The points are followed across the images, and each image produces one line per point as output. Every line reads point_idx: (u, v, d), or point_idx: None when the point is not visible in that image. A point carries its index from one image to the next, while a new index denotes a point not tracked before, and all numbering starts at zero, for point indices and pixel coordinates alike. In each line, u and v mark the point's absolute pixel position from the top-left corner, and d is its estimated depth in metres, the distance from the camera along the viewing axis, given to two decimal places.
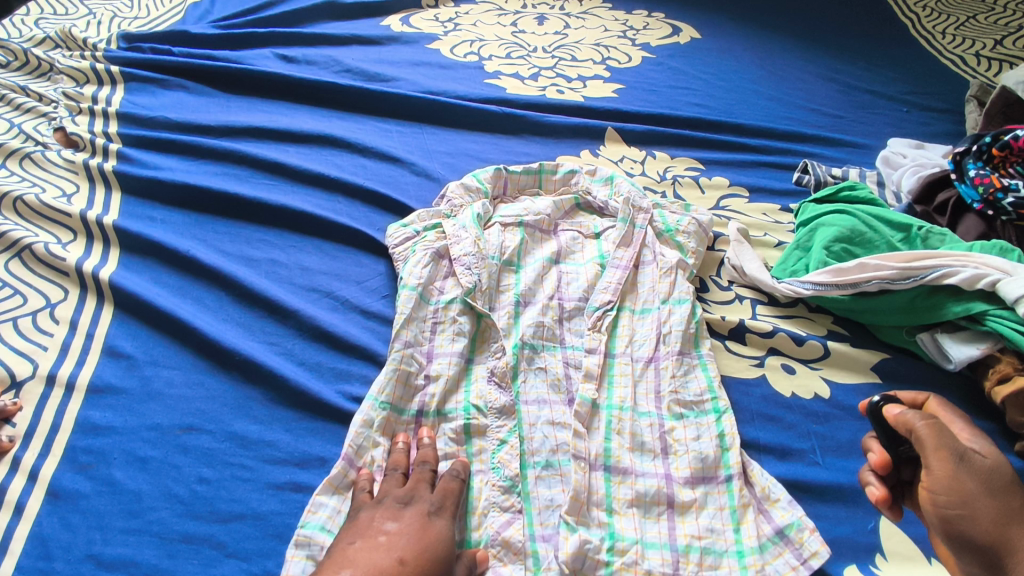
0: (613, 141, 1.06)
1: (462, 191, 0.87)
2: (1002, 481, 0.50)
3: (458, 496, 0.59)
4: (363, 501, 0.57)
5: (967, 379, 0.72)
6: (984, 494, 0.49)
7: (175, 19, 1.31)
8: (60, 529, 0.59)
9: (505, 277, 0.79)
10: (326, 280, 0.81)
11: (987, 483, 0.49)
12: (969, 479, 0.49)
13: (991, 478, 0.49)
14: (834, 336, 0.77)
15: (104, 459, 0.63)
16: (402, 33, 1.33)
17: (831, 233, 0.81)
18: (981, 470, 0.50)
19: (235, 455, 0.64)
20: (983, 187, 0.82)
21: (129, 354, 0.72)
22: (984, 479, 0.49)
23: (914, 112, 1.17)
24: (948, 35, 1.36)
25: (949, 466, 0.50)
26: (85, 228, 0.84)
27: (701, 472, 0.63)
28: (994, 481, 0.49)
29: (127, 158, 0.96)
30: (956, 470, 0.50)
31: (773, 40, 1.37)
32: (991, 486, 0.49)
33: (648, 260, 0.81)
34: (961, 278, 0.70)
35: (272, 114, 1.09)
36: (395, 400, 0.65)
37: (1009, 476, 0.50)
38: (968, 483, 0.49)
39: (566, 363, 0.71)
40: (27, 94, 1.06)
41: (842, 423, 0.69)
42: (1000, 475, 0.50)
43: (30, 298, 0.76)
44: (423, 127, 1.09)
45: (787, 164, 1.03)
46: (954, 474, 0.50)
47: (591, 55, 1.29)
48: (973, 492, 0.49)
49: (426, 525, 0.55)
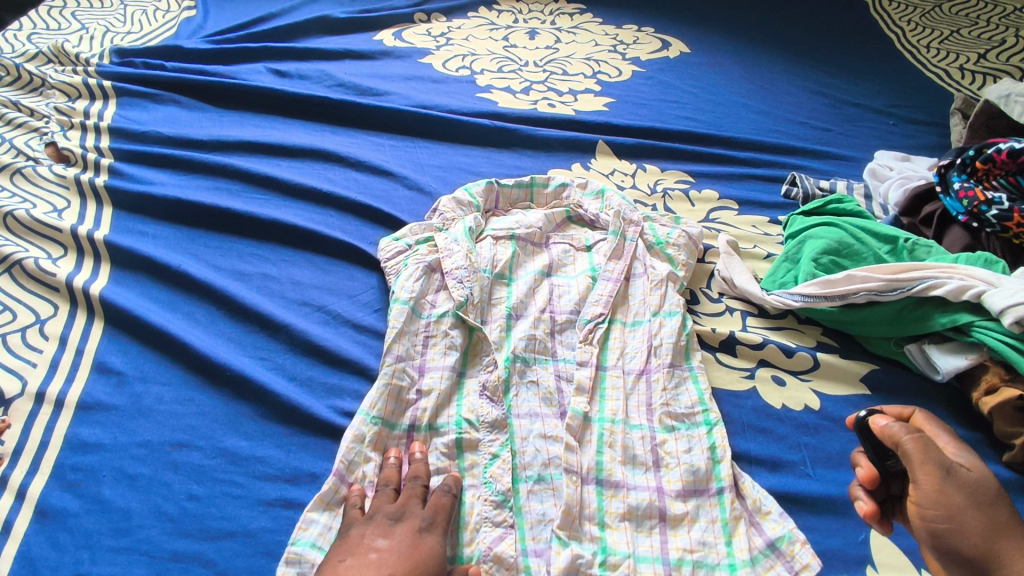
0: (603, 155, 1.07)
1: (453, 206, 0.87)
2: (988, 494, 0.50)
3: (450, 511, 0.59)
4: (353, 518, 0.57)
5: (955, 391, 0.73)
6: (971, 507, 0.49)
7: (168, 33, 1.32)
8: (48, 549, 0.58)
9: (496, 290, 0.79)
10: (319, 294, 0.81)
11: (974, 495, 0.50)
12: (956, 493, 0.50)
13: (978, 491, 0.50)
14: (824, 348, 0.78)
15: (93, 476, 0.63)
16: (394, 47, 1.34)
17: (820, 245, 0.82)
18: (968, 483, 0.50)
19: (225, 472, 0.64)
20: (966, 200, 0.84)
21: (119, 370, 0.72)
22: (971, 492, 0.50)
23: (900, 125, 1.19)
24: (932, 49, 1.38)
25: (937, 480, 0.50)
26: (76, 243, 0.84)
27: (692, 485, 0.63)
28: (980, 494, 0.50)
29: (118, 173, 0.96)
30: (944, 484, 0.50)
31: (761, 54, 1.39)
32: (978, 499, 0.49)
33: (639, 273, 0.81)
34: (948, 289, 0.70)
35: (264, 128, 1.09)
36: (386, 414, 0.65)
37: (996, 488, 0.51)
38: (955, 497, 0.49)
39: (557, 377, 0.72)
40: (18, 109, 1.06)
41: (832, 434, 0.70)
42: (985, 487, 0.50)
43: (19, 315, 0.75)
44: (414, 141, 1.09)
45: (775, 177, 1.05)
46: (942, 488, 0.50)
47: (581, 69, 1.30)
48: (961, 507, 0.49)
49: (418, 541, 0.54)
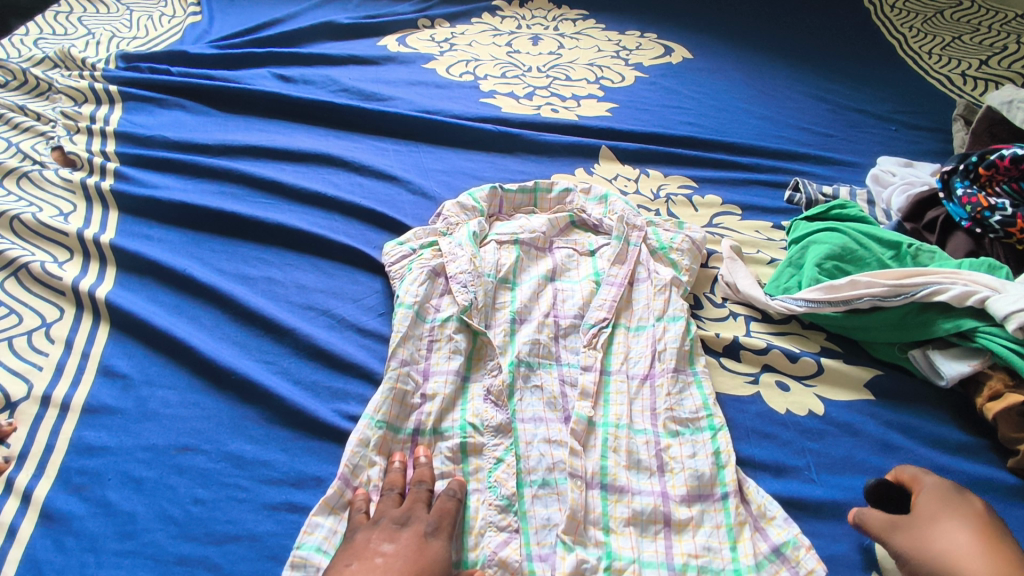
0: (606, 160, 1.07)
1: (457, 210, 0.88)
2: (940, 523, 0.56)
3: (455, 515, 0.59)
4: (359, 523, 0.57)
5: (960, 396, 0.73)
6: (929, 541, 0.55)
7: (173, 39, 1.32)
8: (54, 552, 0.58)
9: (501, 294, 0.79)
10: (323, 298, 0.82)
11: (927, 531, 0.56)
12: (911, 536, 0.56)
13: (929, 524, 0.56)
14: (827, 353, 0.78)
15: (99, 480, 0.63)
16: (399, 53, 1.35)
17: (823, 250, 0.82)
18: (918, 523, 0.57)
19: (230, 476, 0.64)
20: (970, 206, 0.84)
21: (125, 374, 0.72)
22: (923, 529, 0.56)
23: (902, 131, 1.19)
24: (934, 55, 1.39)
25: (892, 533, 0.57)
26: (82, 247, 0.85)
27: (697, 490, 0.63)
28: (933, 526, 0.56)
29: (124, 177, 0.97)
30: (899, 534, 0.56)
31: (763, 60, 1.39)
32: (932, 531, 0.56)
33: (643, 277, 0.82)
34: (951, 295, 0.71)
35: (269, 133, 1.10)
36: (391, 418, 0.65)
37: (950, 515, 0.57)
38: (911, 540, 0.56)
39: (562, 381, 0.72)
40: (25, 113, 1.07)
41: (837, 439, 0.70)
42: (936, 519, 0.56)
43: (25, 318, 0.76)
44: (418, 145, 1.10)
45: (779, 182, 1.05)
46: (900, 538, 0.56)
47: (585, 75, 1.31)
48: (921, 544, 0.55)
49: (422, 546, 0.54)
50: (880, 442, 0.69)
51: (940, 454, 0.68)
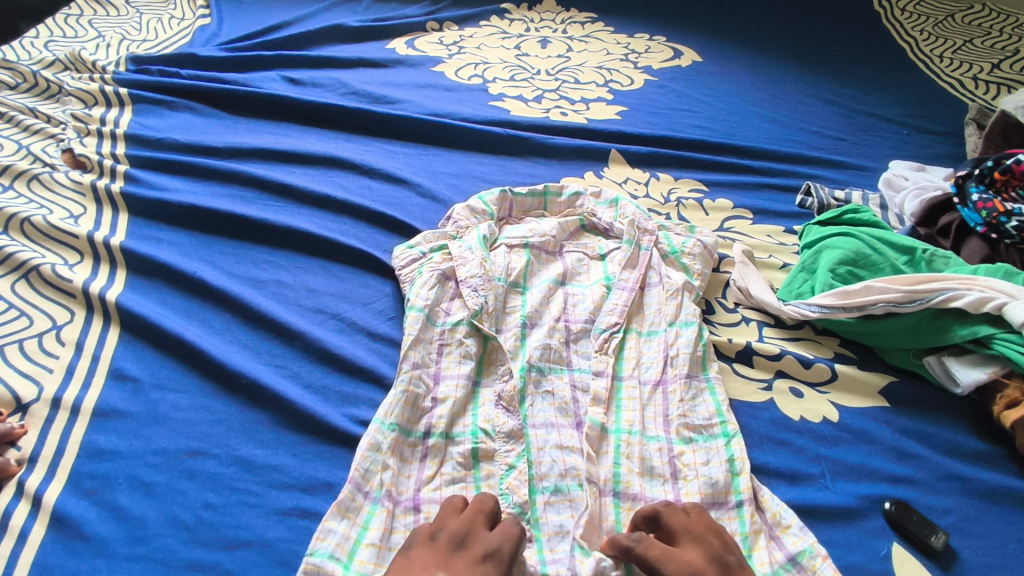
0: (616, 163, 1.07)
1: (467, 213, 0.88)
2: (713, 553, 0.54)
3: (519, 543, 0.56)
4: (420, 529, 0.56)
5: (976, 404, 0.73)
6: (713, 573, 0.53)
7: (182, 42, 1.33)
8: (64, 557, 0.58)
9: (511, 298, 0.79)
10: (334, 302, 0.81)
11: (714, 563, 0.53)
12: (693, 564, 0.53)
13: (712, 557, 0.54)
14: (841, 359, 0.77)
15: (110, 484, 0.63)
16: (407, 56, 1.35)
17: (836, 256, 0.82)
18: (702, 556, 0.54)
19: (241, 480, 0.63)
20: (985, 212, 0.83)
21: (136, 377, 0.72)
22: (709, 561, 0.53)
23: (914, 135, 1.18)
24: (945, 59, 1.38)
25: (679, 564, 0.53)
26: (93, 250, 0.85)
27: (711, 497, 0.62)
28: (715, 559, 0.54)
29: (135, 179, 0.97)
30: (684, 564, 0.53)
31: (772, 63, 1.39)
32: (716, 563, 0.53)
33: (654, 282, 0.81)
34: (967, 301, 0.70)
35: (279, 136, 1.10)
36: (403, 421, 0.65)
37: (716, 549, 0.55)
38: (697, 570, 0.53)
39: (573, 387, 0.71)
40: (36, 116, 1.07)
41: (852, 447, 0.69)
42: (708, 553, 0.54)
43: (36, 320, 0.76)
44: (427, 148, 1.10)
45: (790, 186, 1.04)
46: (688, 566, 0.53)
47: (594, 78, 1.31)
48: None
49: (476, 572, 0.52)
50: (896, 449, 0.68)
51: (956, 462, 0.67)
